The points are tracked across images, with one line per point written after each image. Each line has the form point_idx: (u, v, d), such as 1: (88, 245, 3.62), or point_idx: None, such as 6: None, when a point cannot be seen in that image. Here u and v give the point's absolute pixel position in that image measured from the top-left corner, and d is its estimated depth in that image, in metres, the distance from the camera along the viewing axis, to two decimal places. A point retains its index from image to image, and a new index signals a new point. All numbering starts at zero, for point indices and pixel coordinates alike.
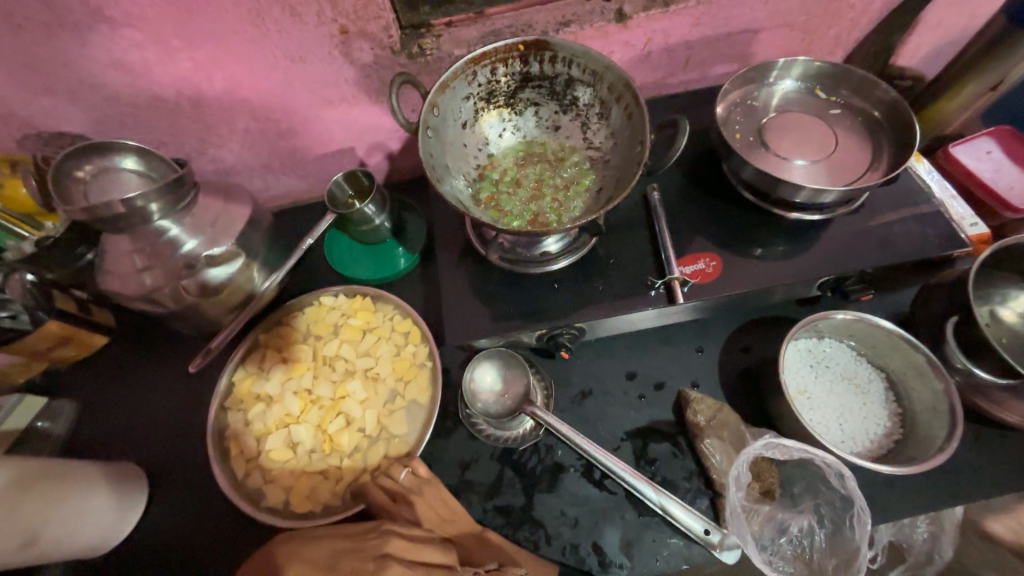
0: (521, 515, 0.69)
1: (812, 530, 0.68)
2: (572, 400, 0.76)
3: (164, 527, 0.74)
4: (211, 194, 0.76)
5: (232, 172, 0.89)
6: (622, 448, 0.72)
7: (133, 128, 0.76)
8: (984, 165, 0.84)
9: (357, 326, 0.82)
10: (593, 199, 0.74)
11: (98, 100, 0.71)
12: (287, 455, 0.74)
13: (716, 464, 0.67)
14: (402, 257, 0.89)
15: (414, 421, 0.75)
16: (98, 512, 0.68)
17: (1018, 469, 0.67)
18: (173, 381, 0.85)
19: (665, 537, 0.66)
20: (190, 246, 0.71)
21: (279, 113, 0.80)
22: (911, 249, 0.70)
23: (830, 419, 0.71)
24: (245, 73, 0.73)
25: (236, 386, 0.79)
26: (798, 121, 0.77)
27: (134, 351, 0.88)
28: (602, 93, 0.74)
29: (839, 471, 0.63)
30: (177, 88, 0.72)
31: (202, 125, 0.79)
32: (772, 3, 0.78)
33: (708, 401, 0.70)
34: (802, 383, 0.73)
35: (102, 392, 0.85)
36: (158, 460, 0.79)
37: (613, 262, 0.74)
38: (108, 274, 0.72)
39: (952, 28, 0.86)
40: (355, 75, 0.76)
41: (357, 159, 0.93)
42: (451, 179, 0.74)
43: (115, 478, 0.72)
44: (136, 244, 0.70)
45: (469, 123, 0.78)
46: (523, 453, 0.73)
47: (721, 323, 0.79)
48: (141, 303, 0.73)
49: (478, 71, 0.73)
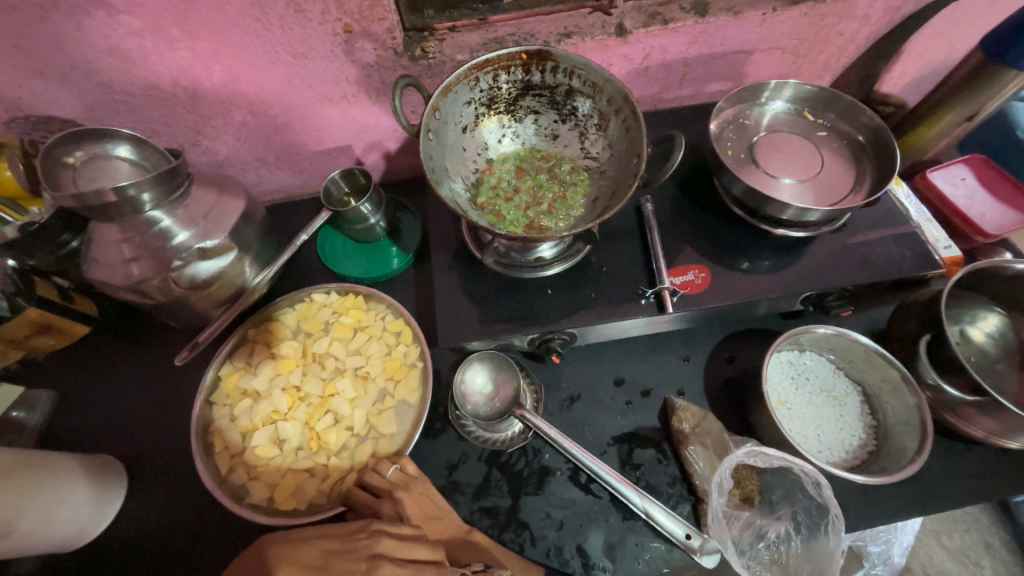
0: (507, 516, 0.70)
1: (789, 536, 0.70)
2: (560, 404, 0.77)
3: (142, 522, 0.72)
4: (205, 186, 0.76)
5: (226, 165, 0.88)
6: (608, 453, 0.73)
7: (125, 115, 0.75)
8: (958, 190, 0.88)
9: (348, 324, 0.82)
10: (588, 208, 0.75)
11: (91, 85, 0.70)
12: (273, 452, 0.73)
13: (699, 470, 0.68)
14: (396, 257, 0.89)
15: (403, 421, 0.75)
16: (75, 505, 0.66)
17: (981, 481, 0.70)
18: (155, 373, 0.83)
19: (647, 541, 0.68)
20: (181, 238, 0.71)
21: (277, 109, 0.80)
22: (887, 267, 0.73)
23: (808, 429, 0.74)
24: (244, 67, 0.72)
25: (222, 381, 0.78)
26: (787, 141, 0.80)
27: (117, 342, 0.86)
28: (601, 105, 0.75)
29: (816, 480, 0.65)
30: (174, 77, 0.71)
31: (197, 116, 0.78)
32: (767, 26, 0.81)
33: (693, 409, 0.71)
34: (783, 394, 0.76)
35: (82, 382, 0.83)
36: (138, 453, 0.77)
37: (605, 270, 0.76)
38: (95, 262, 0.70)
39: (932, 56, 0.91)
40: (356, 74, 0.76)
41: (354, 157, 0.93)
42: (449, 181, 0.74)
43: (93, 470, 0.70)
44: (125, 233, 0.69)
45: (469, 127, 0.79)
46: (511, 455, 0.74)
47: (707, 334, 0.81)
48: (128, 294, 0.72)
49: (480, 77, 0.74)
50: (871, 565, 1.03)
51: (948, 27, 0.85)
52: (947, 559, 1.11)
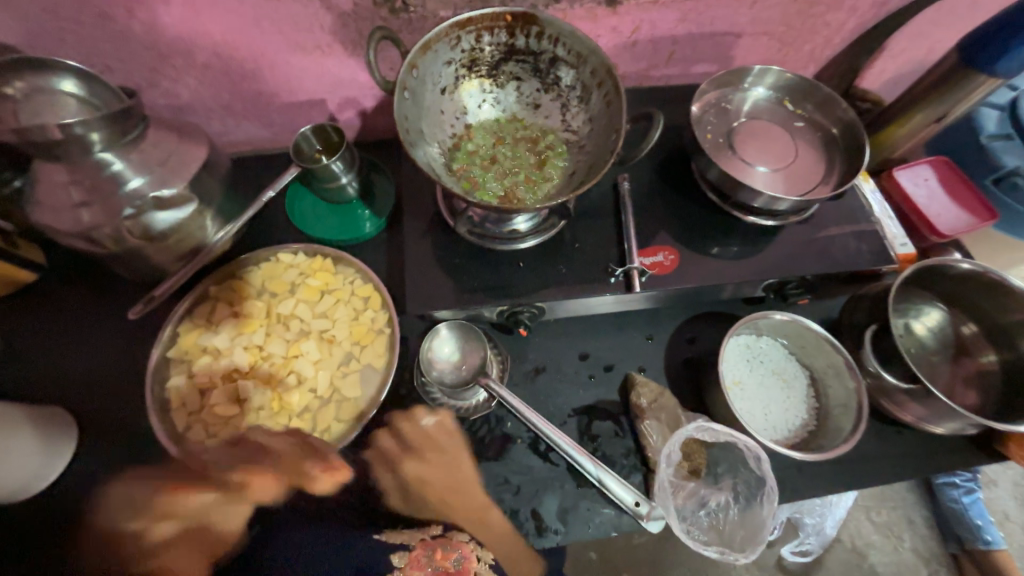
0: (466, 480, 0.72)
1: (728, 505, 0.74)
2: (525, 376, 0.79)
3: (93, 476, 0.71)
4: (162, 130, 0.71)
5: (188, 110, 0.83)
6: (568, 424, 0.76)
7: (73, 46, 0.69)
8: (920, 190, 0.91)
9: (315, 287, 0.80)
10: (565, 182, 0.75)
11: (33, 8, 0.64)
12: (233, 411, 0.72)
13: (653, 443, 0.71)
14: (368, 221, 0.87)
15: (367, 386, 0.75)
16: (21, 457, 0.65)
17: (907, 462, 0.76)
18: (108, 326, 0.80)
19: (599, 507, 0.71)
20: (135, 185, 0.67)
21: (244, 53, 0.75)
22: (845, 259, 0.76)
23: (757, 409, 0.78)
24: (207, 3, 0.67)
25: (180, 337, 0.75)
26: (765, 129, 0.81)
27: (66, 291, 0.82)
28: (584, 77, 0.74)
29: (756, 454, 0.69)
30: (128, 8, 0.66)
31: (155, 54, 0.72)
32: (756, 9, 0.80)
33: (652, 386, 0.75)
34: (737, 375, 0.79)
35: (28, 331, 0.79)
36: (89, 407, 0.75)
37: (577, 247, 0.76)
38: (39, 205, 0.66)
39: (911, 55, 0.92)
40: (331, 21, 0.72)
41: (327, 113, 0.89)
42: (425, 145, 0.72)
43: (40, 422, 0.68)
44: (73, 175, 0.64)
45: (449, 89, 0.76)
46: (473, 423, 0.75)
47: (672, 314, 0.83)
48: (78, 241, 0.68)
49: (462, 36, 0.71)
50: (807, 534, 1.12)
51: (929, 27, 0.86)
52: (874, 534, 1.22)
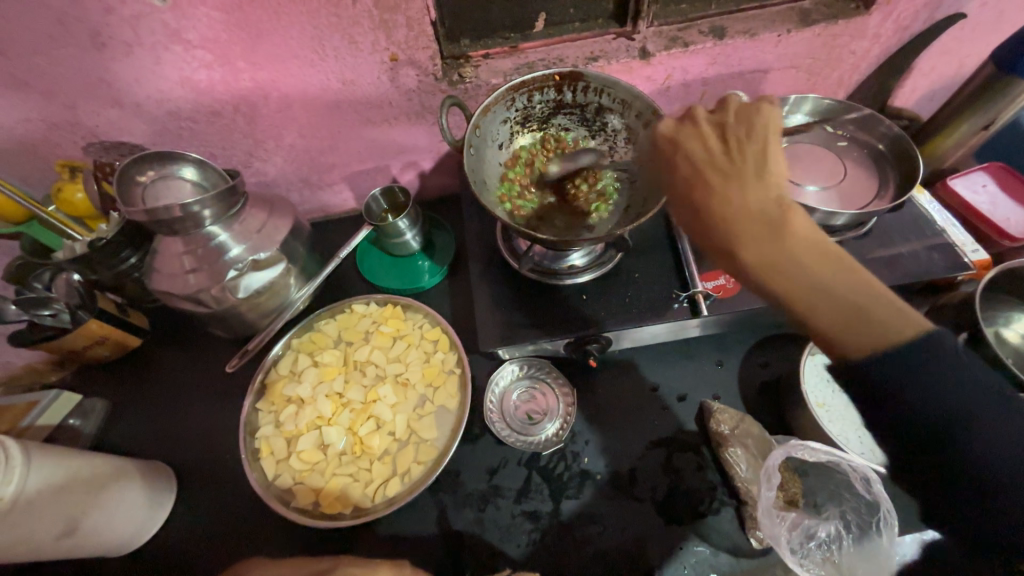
0: (549, 520, 0.70)
1: (840, 535, 0.68)
2: (596, 408, 0.79)
3: (191, 528, 0.74)
4: (257, 204, 0.81)
5: (273, 185, 0.94)
6: (647, 458, 0.74)
7: (188, 140, 0.82)
8: (982, 198, 0.89)
9: (388, 333, 0.85)
10: (620, 216, 0.80)
11: (161, 113, 0.77)
12: (318, 457, 0.75)
13: (741, 473, 0.68)
14: (427, 271, 0.93)
15: (443, 426, 0.77)
16: (131, 511, 0.69)
17: None
18: (202, 381, 0.86)
19: (692, 546, 0.68)
20: (235, 252, 0.76)
21: (324, 132, 0.86)
22: (916, 269, 0.75)
23: (848, 431, 0.73)
24: (298, 94, 0.79)
25: (268, 388, 0.80)
26: (809, 151, 0.83)
27: (166, 351, 0.90)
28: (630, 120, 0.80)
29: (865, 475, 0.65)
30: (235, 105, 0.78)
31: (251, 140, 0.84)
32: (782, 47, 0.85)
33: (731, 411, 0.72)
34: (820, 397, 0.75)
35: (134, 392, 0.86)
36: (186, 460, 0.79)
37: (637, 277, 0.78)
38: (159, 273, 0.75)
39: (942, 72, 0.95)
40: (398, 97, 0.82)
41: (391, 176, 0.98)
42: (489, 194, 0.79)
43: (149, 475, 0.73)
44: (188, 246, 0.74)
45: (505, 144, 0.85)
46: (549, 458, 0.75)
47: (737, 340, 0.82)
48: (187, 303, 0.76)
49: (516, 97, 0.79)
50: None
51: (956, 44, 0.89)
52: None
